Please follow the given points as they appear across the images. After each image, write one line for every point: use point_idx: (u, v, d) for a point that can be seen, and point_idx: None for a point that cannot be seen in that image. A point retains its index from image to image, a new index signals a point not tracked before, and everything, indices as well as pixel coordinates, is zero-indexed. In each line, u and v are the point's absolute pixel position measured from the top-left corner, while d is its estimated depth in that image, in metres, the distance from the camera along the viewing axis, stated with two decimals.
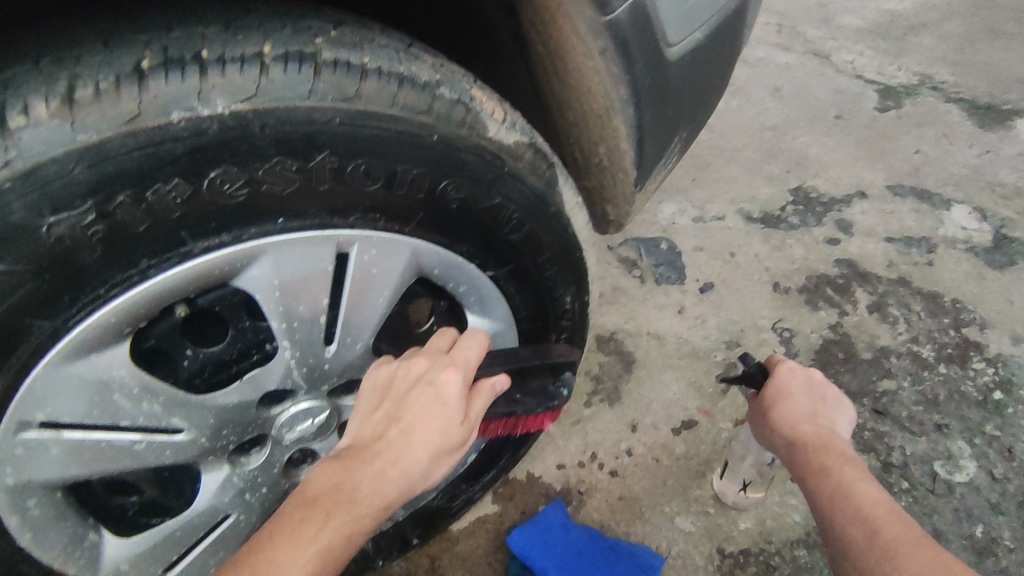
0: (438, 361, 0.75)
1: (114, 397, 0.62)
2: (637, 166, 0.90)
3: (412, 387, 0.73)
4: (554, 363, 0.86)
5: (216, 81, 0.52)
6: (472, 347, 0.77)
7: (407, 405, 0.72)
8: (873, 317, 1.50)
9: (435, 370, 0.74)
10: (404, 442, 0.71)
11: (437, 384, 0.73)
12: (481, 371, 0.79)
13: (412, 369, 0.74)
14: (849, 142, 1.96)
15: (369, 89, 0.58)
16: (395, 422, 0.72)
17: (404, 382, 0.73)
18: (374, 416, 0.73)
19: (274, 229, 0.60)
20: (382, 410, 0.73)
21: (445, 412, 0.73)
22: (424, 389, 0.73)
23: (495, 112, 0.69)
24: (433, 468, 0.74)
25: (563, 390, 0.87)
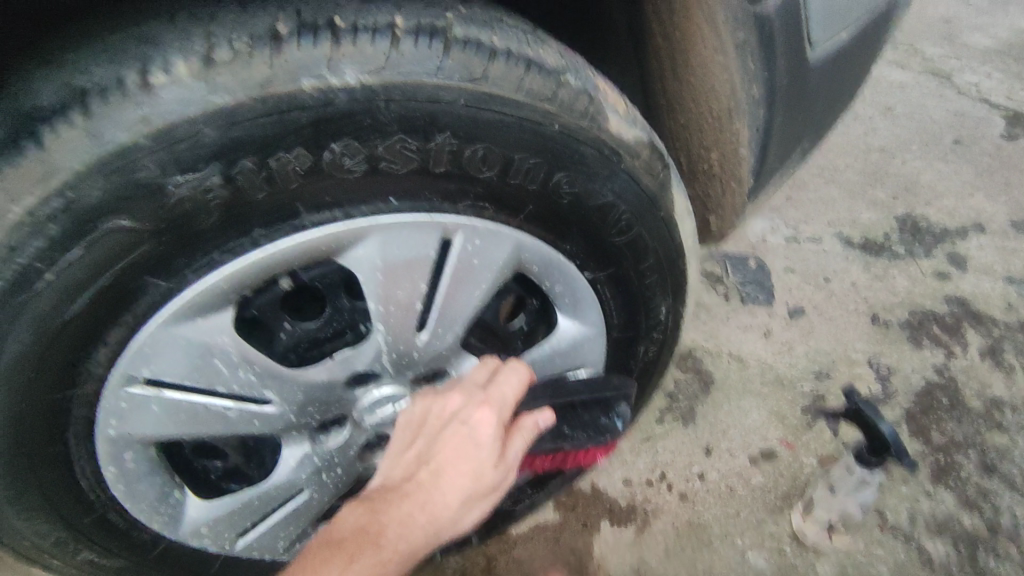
0: (472, 398, 0.71)
1: (215, 362, 0.62)
2: (754, 177, 0.85)
3: (445, 426, 0.71)
4: (608, 396, 0.80)
5: (348, 51, 0.50)
6: (510, 383, 0.73)
7: (439, 444, 0.70)
8: (986, 363, 1.36)
9: (468, 408, 0.71)
10: (435, 483, 0.69)
11: (470, 423, 0.70)
12: (524, 405, 0.75)
13: (446, 406, 0.71)
14: (967, 171, 1.81)
15: (496, 70, 0.56)
16: (427, 461, 0.70)
17: (438, 420, 0.71)
18: (407, 453, 0.72)
19: (384, 209, 0.59)
20: (414, 449, 0.71)
21: (478, 454, 0.69)
22: (457, 428, 0.70)
23: (617, 105, 0.65)
24: (465, 512, 0.70)
25: (616, 424, 0.80)
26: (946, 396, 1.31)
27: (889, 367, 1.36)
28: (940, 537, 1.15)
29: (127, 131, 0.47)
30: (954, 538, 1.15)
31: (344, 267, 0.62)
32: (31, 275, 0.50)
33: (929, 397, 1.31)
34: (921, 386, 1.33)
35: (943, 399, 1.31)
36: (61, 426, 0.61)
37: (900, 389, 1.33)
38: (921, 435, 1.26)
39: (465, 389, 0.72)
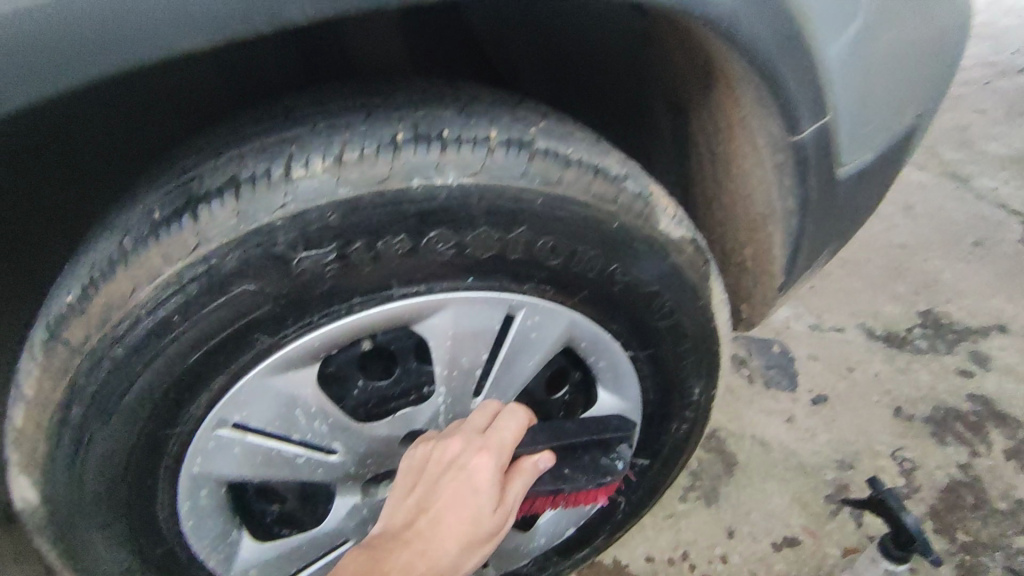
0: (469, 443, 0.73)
1: (296, 412, 0.69)
2: (785, 273, 0.92)
3: (442, 471, 0.73)
4: (605, 437, 0.82)
5: (452, 157, 0.60)
6: (508, 428, 0.75)
7: (438, 492, 0.73)
8: (1010, 464, 1.37)
9: (467, 454, 0.73)
10: (435, 530, 0.72)
11: (468, 470, 0.73)
12: (523, 447, 0.77)
13: (444, 449, 0.73)
14: (987, 272, 1.87)
15: (570, 176, 0.65)
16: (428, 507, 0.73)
17: (437, 466, 0.73)
18: (408, 498, 0.75)
19: (462, 286, 0.67)
20: (415, 495, 0.74)
21: (476, 501, 0.73)
22: (455, 474, 0.72)
23: (667, 208, 0.74)
24: (465, 556, 0.74)
25: (617, 465, 0.83)
26: (970, 495, 1.32)
27: (913, 461, 1.38)
28: None
29: (269, 214, 0.57)
30: None
31: (421, 334, 0.70)
32: (169, 327, 0.59)
33: (953, 494, 1.32)
34: (945, 483, 1.34)
35: (968, 498, 1.31)
36: (155, 462, 0.68)
37: (924, 484, 1.34)
38: (945, 533, 1.26)
39: (463, 433, 0.74)
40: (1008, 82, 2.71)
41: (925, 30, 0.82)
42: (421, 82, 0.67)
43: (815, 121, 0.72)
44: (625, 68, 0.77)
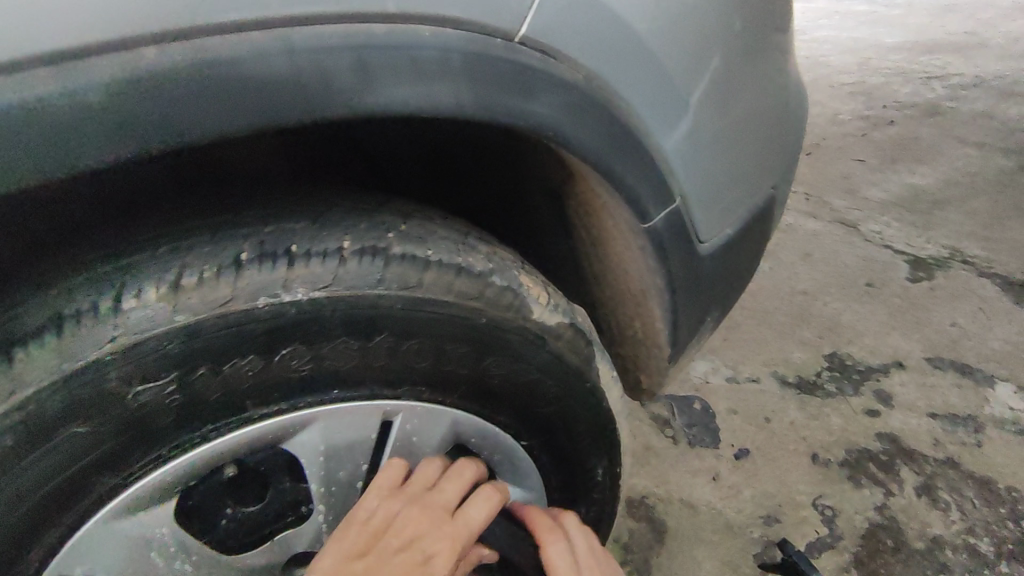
0: (439, 516, 0.71)
1: (151, 554, 0.63)
2: (672, 344, 0.94)
3: (403, 535, 0.69)
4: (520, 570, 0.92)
5: (301, 272, 0.59)
6: (482, 513, 0.74)
7: (393, 560, 0.66)
8: (922, 501, 1.41)
9: (433, 532, 0.70)
10: None
11: (429, 544, 0.69)
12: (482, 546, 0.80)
13: (412, 511, 0.70)
14: (882, 312, 1.99)
15: (430, 277, 0.65)
16: (380, 569, 0.65)
17: (400, 535, 0.69)
18: (355, 562, 0.65)
19: (329, 398, 0.65)
20: (367, 560, 0.66)
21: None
22: (418, 542, 0.69)
23: (539, 296, 0.75)
24: None
25: None
26: (889, 538, 1.34)
27: (833, 508, 1.40)
28: None
29: (97, 350, 0.53)
30: None
31: (290, 453, 0.66)
32: None
33: (873, 539, 1.34)
34: (864, 528, 1.36)
35: (887, 541, 1.34)
36: None
37: (845, 532, 1.36)
38: None
39: (438, 497, 0.72)
40: (880, 134, 2.99)
41: (767, 114, 0.89)
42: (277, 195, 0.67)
43: (665, 210, 0.76)
44: (497, 165, 0.79)
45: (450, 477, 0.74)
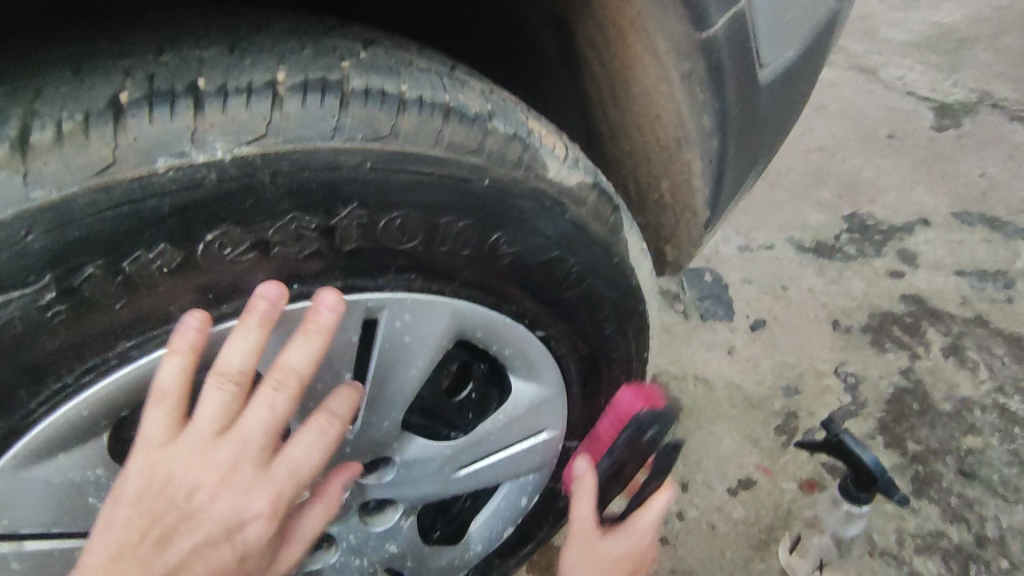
0: (247, 469, 0.50)
1: (89, 501, 0.50)
2: (710, 207, 0.78)
3: (196, 504, 0.49)
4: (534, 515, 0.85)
5: (215, 119, 0.41)
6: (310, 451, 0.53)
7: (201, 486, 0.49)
8: (949, 362, 1.34)
9: (263, 472, 0.51)
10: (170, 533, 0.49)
11: (240, 508, 0.50)
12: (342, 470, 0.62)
13: (209, 476, 0.49)
14: (905, 166, 1.82)
15: (408, 123, 0.47)
16: (181, 479, 0.48)
17: (227, 451, 0.49)
18: (159, 464, 0.48)
19: (287, 296, 0.48)
20: (173, 466, 0.48)
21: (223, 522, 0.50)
22: (223, 507, 0.50)
23: (555, 148, 0.58)
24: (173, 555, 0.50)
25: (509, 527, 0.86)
26: (916, 401, 1.27)
27: (856, 375, 1.32)
28: (931, 555, 1.07)
29: None
30: (944, 556, 1.07)
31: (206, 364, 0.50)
32: None
33: (899, 403, 1.27)
34: (889, 393, 1.29)
35: (913, 405, 1.27)
36: None
37: (870, 398, 1.28)
38: (897, 444, 1.21)
39: (241, 447, 0.49)
40: None
41: None
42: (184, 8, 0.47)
43: (726, 13, 0.60)
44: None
45: (253, 413, 0.49)
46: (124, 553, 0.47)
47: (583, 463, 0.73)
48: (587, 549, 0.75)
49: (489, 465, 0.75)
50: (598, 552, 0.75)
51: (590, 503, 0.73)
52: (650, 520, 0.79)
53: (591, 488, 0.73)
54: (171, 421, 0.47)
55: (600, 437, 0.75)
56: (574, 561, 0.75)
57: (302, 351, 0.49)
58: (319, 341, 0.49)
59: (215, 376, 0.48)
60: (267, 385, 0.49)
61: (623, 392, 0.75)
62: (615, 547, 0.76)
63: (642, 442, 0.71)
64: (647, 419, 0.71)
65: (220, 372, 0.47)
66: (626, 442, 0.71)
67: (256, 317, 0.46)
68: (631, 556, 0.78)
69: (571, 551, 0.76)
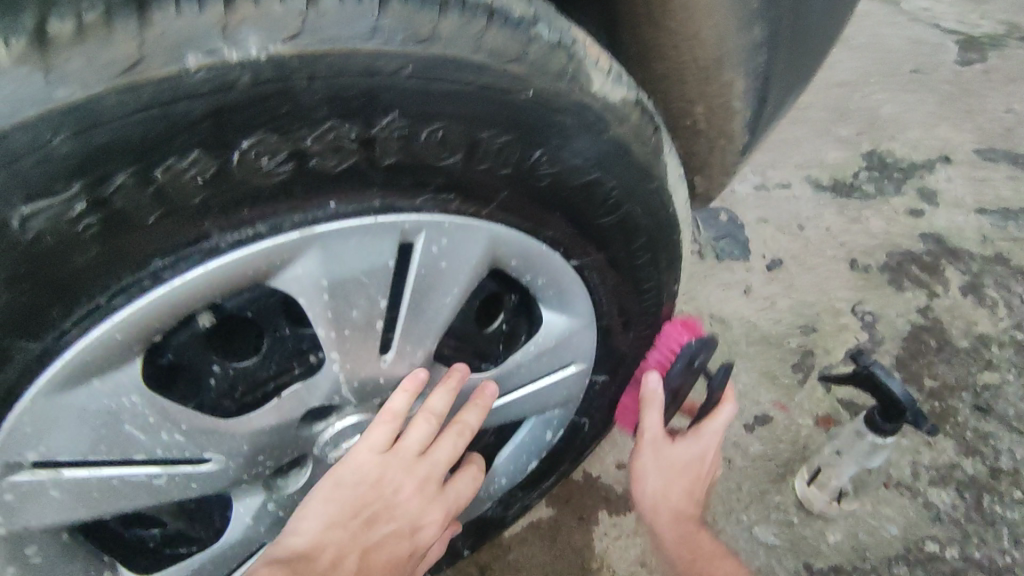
0: (429, 488, 0.71)
1: (125, 429, 0.50)
2: (747, 131, 0.75)
3: (394, 501, 0.69)
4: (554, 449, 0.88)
5: (248, 13, 0.38)
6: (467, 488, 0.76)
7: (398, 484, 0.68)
8: (968, 300, 1.33)
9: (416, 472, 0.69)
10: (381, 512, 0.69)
11: (421, 511, 0.72)
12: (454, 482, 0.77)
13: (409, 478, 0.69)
14: (928, 101, 1.76)
15: (449, 27, 0.44)
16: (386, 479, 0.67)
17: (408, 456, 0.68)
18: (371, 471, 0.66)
19: (322, 216, 0.46)
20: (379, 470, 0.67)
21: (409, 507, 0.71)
22: (411, 507, 0.70)
23: (599, 60, 0.54)
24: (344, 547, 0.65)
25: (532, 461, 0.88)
26: (933, 338, 1.27)
27: (874, 314, 1.31)
28: (945, 487, 1.08)
29: None
30: (959, 487, 1.08)
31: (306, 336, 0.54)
32: None
33: (916, 341, 1.27)
34: (907, 331, 1.29)
35: (930, 342, 1.27)
36: None
37: (887, 336, 1.28)
38: (913, 380, 1.21)
39: (430, 468, 0.70)
40: None
41: None
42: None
43: None
44: None
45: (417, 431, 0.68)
46: (337, 525, 0.65)
47: (652, 379, 0.80)
48: (660, 465, 0.84)
49: (517, 398, 0.74)
50: (666, 457, 0.84)
51: (657, 413, 0.80)
52: (716, 430, 0.86)
53: (657, 400, 0.80)
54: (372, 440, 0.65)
55: (659, 360, 0.82)
56: (650, 466, 0.84)
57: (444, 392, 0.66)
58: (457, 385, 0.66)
59: (423, 415, 0.67)
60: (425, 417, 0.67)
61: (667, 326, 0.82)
62: (683, 451, 0.85)
63: (696, 370, 0.79)
64: (699, 346, 0.78)
65: (428, 412, 0.67)
66: (681, 370, 0.78)
67: (451, 382, 0.66)
68: (693, 467, 0.86)
69: (649, 469, 0.84)
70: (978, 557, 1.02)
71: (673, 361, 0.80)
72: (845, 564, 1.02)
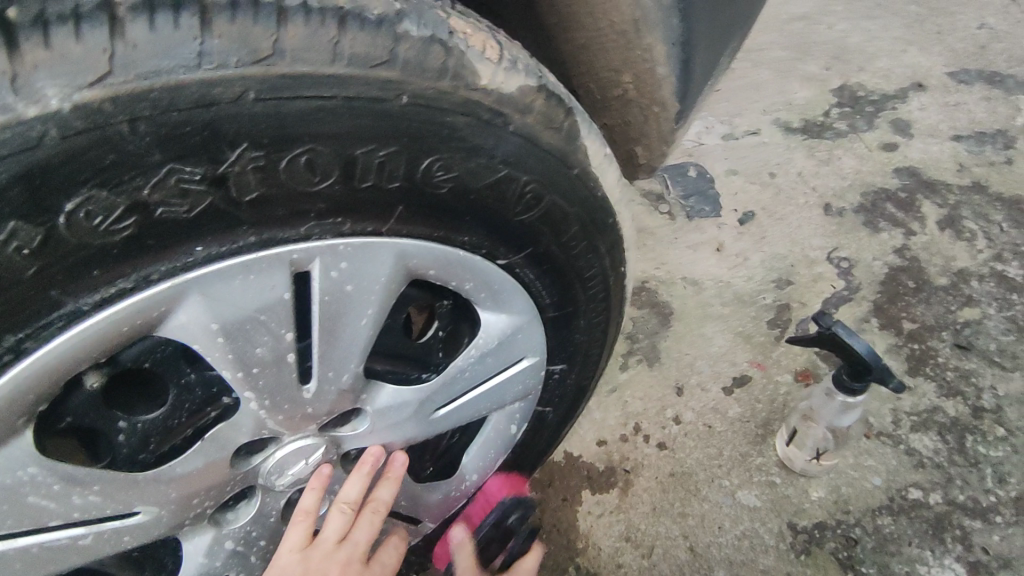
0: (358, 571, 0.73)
1: (30, 499, 0.47)
2: (680, 98, 0.70)
3: None
4: (521, 443, 0.86)
5: (38, 57, 0.33)
6: (390, 555, 0.80)
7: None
8: (946, 234, 1.29)
9: (343, 561, 0.71)
10: None
11: None
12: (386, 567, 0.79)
13: (333, 566, 0.70)
14: (897, 26, 1.68)
15: (293, 38, 0.39)
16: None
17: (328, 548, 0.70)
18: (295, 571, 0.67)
19: (194, 261, 0.42)
20: (302, 566, 0.67)
21: None
22: None
23: (486, 49, 0.49)
24: None
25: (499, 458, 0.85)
26: (911, 279, 1.24)
27: (849, 260, 1.27)
28: (927, 431, 1.07)
29: None
30: (941, 431, 1.07)
31: (235, 399, 0.53)
32: None
33: (894, 283, 1.24)
34: (884, 274, 1.25)
35: (909, 283, 1.23)
36: None
37: (864, 281, 1.24)
38: (893, 325, 1.18)
39: (355, 549, 0.72)
40: None
41: None
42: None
43: None
44: None
45: (334, 523, 0.71)
46: None
47: (460, 531, 0.85)
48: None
49: (468, 401, 0.71)
50: None
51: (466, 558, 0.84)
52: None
53: (466, 552, 0.84)
54: (291, 539, 0.67)
55: (472, 513, 0.88)
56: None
57: (355, 482, 0.69)
58: (365, 471, 0.69)
59: (336, 505, 0.71)
60: (336, 508, 0.71)
61: (491, 480, 0.87)
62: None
63: (508, 527, 0.85)
64: (511, 503, 0.85)
65: (342, 500, 0.70)
66: (493, 522, 0.84)
67: (366, 467, 0.69)
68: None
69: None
70: (962, 499, 1.01)
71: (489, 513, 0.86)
72: (830, 520, 1.01)
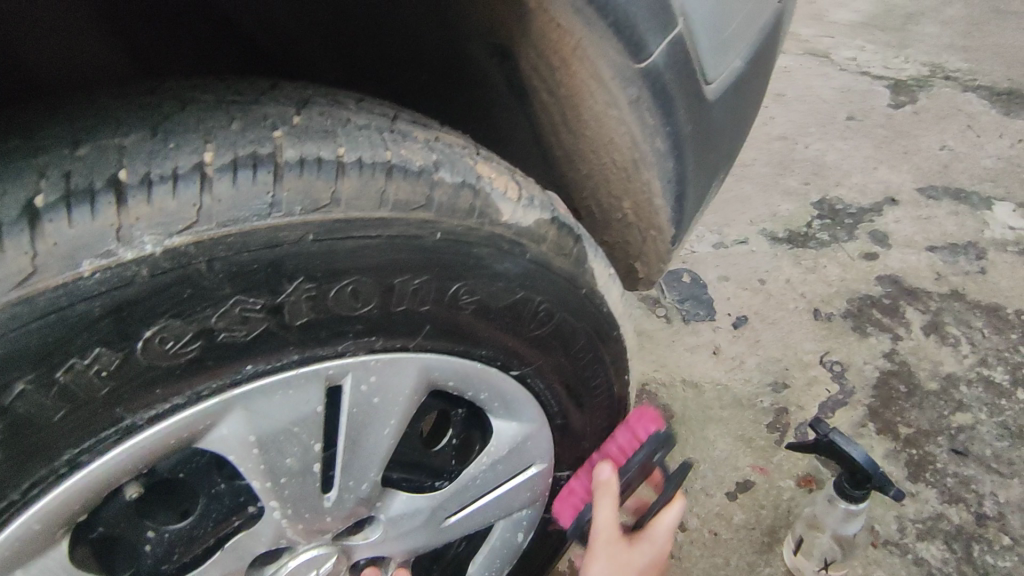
0: None
1: None
2: (674, 224, 0.78)
3: None
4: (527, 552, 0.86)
5: (139, 211, 0.39)
6: None
7: None
8: (932, 340, 1.35)
9: None
10: None
11: None
12: None
13: None
14: (867, 146, 1.82)
15: (349, 189, 0.45)
16: None
17: None
18: None
19: (241, 378, 0.46)
20: None
21: None
22: None
23: (508, 190, 0.56)
24: None
25: (506, 567, 0.85)
26: (902, 383, 1.28)
27: (842, 363, 1.32)
28: (933, 540, 1.07)
29: None
30: (946, 539, 1.08)
31: (260, 509, 0.55)
32: None
33: (887, 387, 1.28)
34: (876, 378, 1.29)
35: (901, 387, 1.27)
36: None
37: (858, 385, 1.28)
38: (889, 429, 1.21)
39: None
40: None
41: None
42: (101, 97, 0.47)
43: (665, 39, 0.62)
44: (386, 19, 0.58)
45: None
46: None
47: (609, 471, 0.77)
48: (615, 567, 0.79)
49: (479, 508, 0.73)
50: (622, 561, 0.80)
51: (610, 509, 0.77)
52: (668, 534, 0.85)
53: (610, 492, 0.77)
54: None
55: (614, 453, 0.81)
56: (602, 563, 0.79)
57: None
58: None
59: None
60: None
61: (632, 414, 0.82)
62: (640, 556, 0.82)
63: (651, 466, 0.81)
64: (658, 442, 0.81)
65: None
66: (642, 462, 0.79)
67: None
68: (654, 568, 0.84)
69: (598, 558, 0.79)
70: None
71: (634, 449, 0.80)
72: None
